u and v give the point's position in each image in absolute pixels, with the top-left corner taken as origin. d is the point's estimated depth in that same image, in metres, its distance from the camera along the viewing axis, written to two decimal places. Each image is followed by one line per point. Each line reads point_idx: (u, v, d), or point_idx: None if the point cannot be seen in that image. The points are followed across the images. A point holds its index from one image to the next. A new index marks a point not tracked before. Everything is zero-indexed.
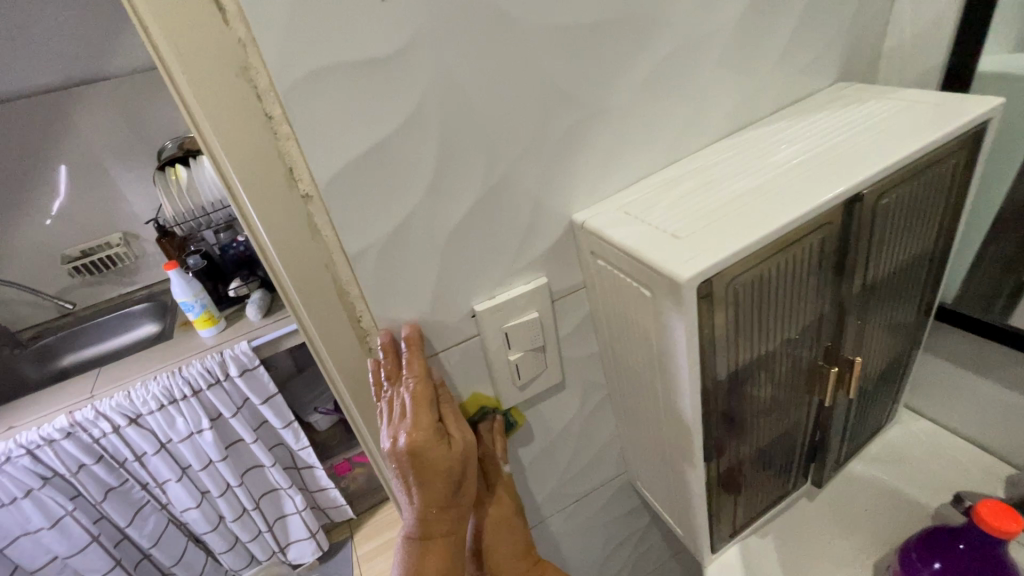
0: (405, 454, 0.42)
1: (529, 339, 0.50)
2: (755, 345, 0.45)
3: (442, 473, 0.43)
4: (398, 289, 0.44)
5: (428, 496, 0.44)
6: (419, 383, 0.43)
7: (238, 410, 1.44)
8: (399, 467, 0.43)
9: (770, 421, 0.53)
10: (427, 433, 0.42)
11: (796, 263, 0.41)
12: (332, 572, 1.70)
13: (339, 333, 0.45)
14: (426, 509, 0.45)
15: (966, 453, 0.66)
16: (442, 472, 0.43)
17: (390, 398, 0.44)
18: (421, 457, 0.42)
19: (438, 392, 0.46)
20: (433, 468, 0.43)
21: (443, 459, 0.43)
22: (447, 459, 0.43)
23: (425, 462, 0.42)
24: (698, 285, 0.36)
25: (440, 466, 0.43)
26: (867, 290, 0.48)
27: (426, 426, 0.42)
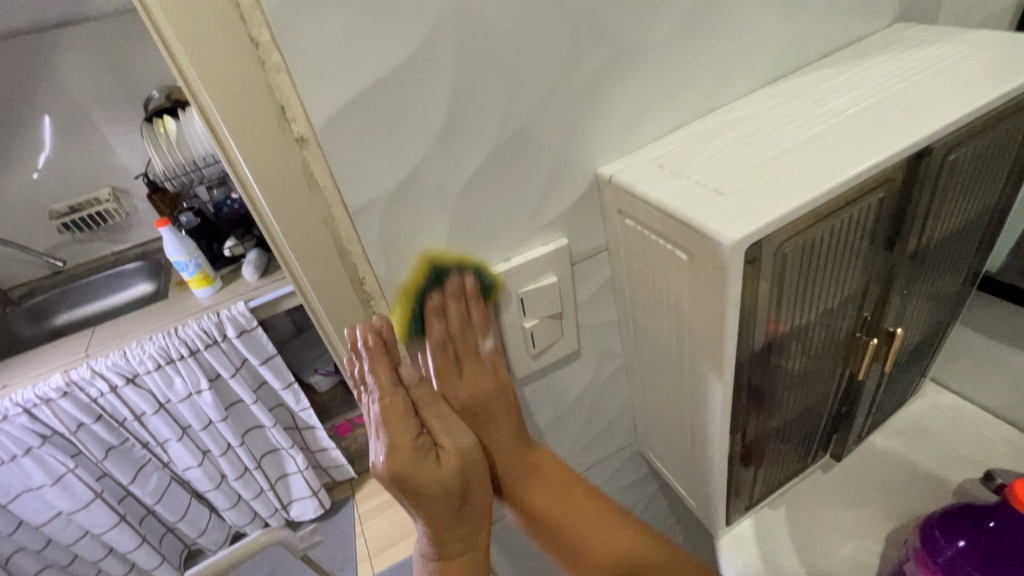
0: (388, 477, 0.40)
1: (547, 305, 0.46)
2: (796, 315, 0.41)
3: (433, 490, 0.41)
4: (405, 250, 0.40)
5: (425, 512, 0.43)
6: (388, 398, 0.40)
7: (237, 372, 1.42)
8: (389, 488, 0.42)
9: (798, 394, 0.50)
10: (405, 454, 0.40)
11: (850, 224, 0.37)
12: (334, 529, 1.73)
13: (340, 297, 0.41)
14: (431, 524, 0.44)
15: (992, 427, 0.64)
16: (432, 490, 0.41)
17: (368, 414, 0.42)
18: (405, 478, 0.40)
19: (419, 398, 0.43)
20: (421, 487, 0.41)
21: (428, 478, 0.41)
22: (431, 479, 0.41)
23: (410, 483, 0.41)
24: (747, 248, 0.32)
25: (428, 486, 0.41)
26: (916, 256, 0.44)
27: (404, 445, 0.40)
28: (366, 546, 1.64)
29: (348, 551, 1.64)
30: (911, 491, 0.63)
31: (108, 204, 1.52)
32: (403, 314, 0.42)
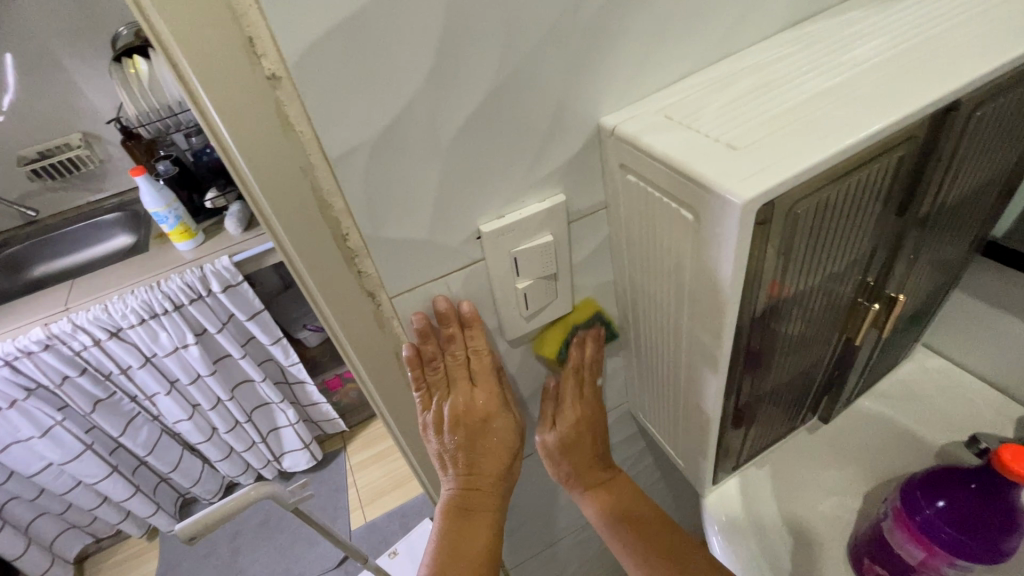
0: (474, 417, 0.48)
1: (542, 265, 0.44)
2: (801, 278, 0.39)
3: (501, 442, 0.49)
4: (391, 203, 0.37)
5: (483, 461, 0.49)
6: (483, 360, 0.47)
7: (223, 326, 1.40)
8: (461, 434, 0.48)
9: (794, 359, 0.50)
10: (495, 402, 0.48)
11: (866, 184, 0.35)
12: (326, 479, 1.76)
13: (322, 253, 0.38)
14: (474, 481, 0.49)
15: (977, 391, 0.65)
16: (501, 441, 0.49)
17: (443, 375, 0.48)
18: (485, 423, 0.48)
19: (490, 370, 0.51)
20: (494, 436, 0.49)
21: (503, 427, 0.49)
22: (508, 428, 0.50)
23: (489, 428, 0.49)
24: (759, 207, 0.30)
25: (500, 434, 0.49)
26: (927, 219, 0.42)
27: (492, 397, 0.48)
28: (358, 496, 1.68)
29: (341, 501, 1.68)
30: (894, 451, 0.64)
31: (80, 150, 1.45)
32: (390, 272, 0.40)
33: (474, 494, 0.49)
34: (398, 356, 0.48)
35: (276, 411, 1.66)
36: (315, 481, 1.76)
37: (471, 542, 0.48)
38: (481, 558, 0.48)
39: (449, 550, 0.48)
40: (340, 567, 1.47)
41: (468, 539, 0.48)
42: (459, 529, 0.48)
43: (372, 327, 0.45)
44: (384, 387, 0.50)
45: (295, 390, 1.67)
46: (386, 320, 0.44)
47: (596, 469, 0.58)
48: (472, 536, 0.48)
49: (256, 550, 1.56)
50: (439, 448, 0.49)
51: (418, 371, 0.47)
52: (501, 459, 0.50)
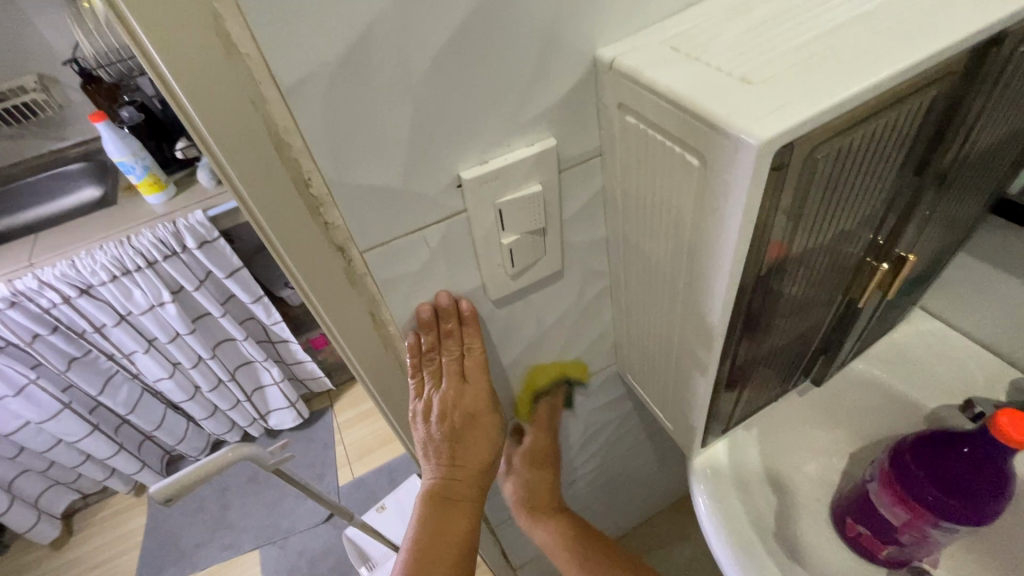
0: (461, 411, 0.48)
1: (529, 218, 0.40)
2: (812, 234, 0.36)
3: (487, 436, 0.49)
4: (358, 144, 0.32)
5: (468, 454, 0.49)
6: (477, 357, 0.47)
7: (201, 284, 1.34)
8: (448, 427, 0.47)
9: (793, 321, 0.47)
10: (483, 400, 0.48)
11: (892, 131, 0.31)
12: (313, 437, 1.76)
13: (281, 202, 0.34)
14: (458, 472, 0.49)
15: (972, 353, 0.63)
16: (487, 438, 0.49)
17: (438, 367, 0.48)
18: (473, 418, 0.48)
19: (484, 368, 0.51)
20: (481, 431, 0.49)
21: (490, 425, 0.49)
22: (496, 426, 0.49)
23: (476, 424, 0.48)
24: (777, 150, 0.26)
25: (486, 431, 0.49)
26: (948, 172, 0.39)
27: (482, 395, 0.48)
28: (345, 453, 1.69)
29: (328, 458, 1.68)
30: (883, 414, 0.63)
31: (35, 94, 1.34)
32: (360, 224, 0.36)
33: (457, 485, 0.49)
34: (374, 318, 0.45)
35: (259, 370, 1.63)
36: (301, 439, 1.76)
37: (449, 533, 0.49)
38: (459, 545, 0.49)
39: (428, 537, 0.48)
40: (328, 521, 1.48)
41: (449, 529, 0.49)
42: (440, 518, 0.48)
43: (344, 286, 0.41)
44: (360, 351, 0.47)
45: (279, 349, 1.64)
46: (359, 279, 0.41)
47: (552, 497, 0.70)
48: (449, 526, 0.48)
49: (244, 505, 1.57)
50: (424, 437, 0.48)
51: (415, 361, 0.47)
52: (486, 454, 0.50)
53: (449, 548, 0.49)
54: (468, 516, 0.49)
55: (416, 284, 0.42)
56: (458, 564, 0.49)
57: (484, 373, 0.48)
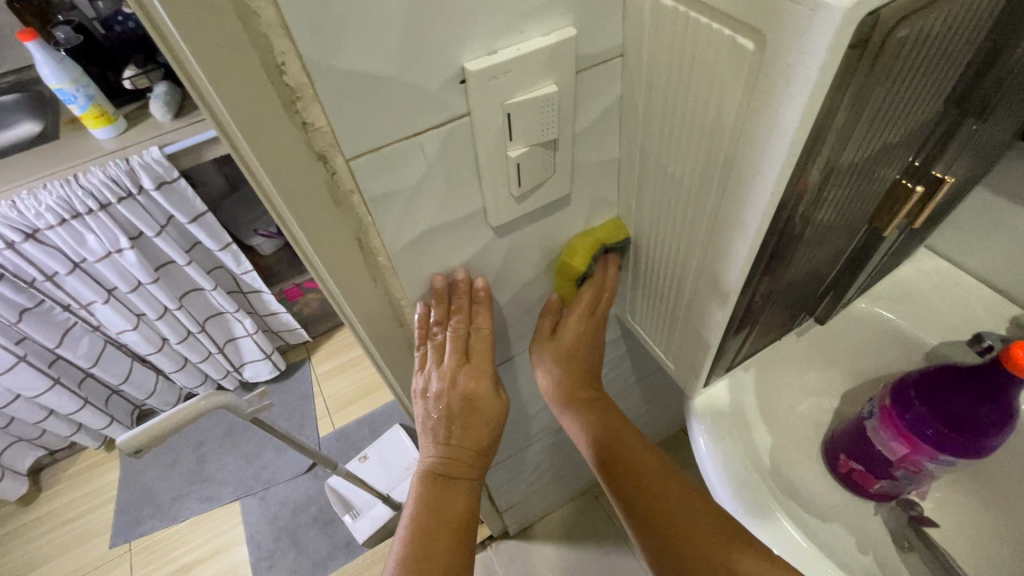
0: (461, 391, 0.46)
1: (540, 126, 0.35)
2: (860, 145, 0.32)
3: (486, 420, 0.47)
4: (343, 18, 0.26)
5: (467, 434, 0.46)
6: (482, 337, 0.46)
7: (162, 230, 1.25)
8: (447, 405, 0.46)
9: (814, 251, 0.44)
10: (484, 381, 0.46)
11: (967, 16, 0.27)
12: (290, 389, 1.72)
13: (251, 94, 0.28)
14: (456, 450, 0.46)
15: (975, 290, 0.61)
16: (487, 420, 0.47)
17: (442, 345, 0.47)
18: (474, 398, 0.46)
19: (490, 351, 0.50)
20: (481, 415, 0.47)
21: (491, 407, 0.47)
22: (497, 408, 0.47)
23: (477, 405, 0.46)
24: (863, 19, 0.22)
25: (486, 415, 0.47)
26: (1004, 79, 0.35)
27: (486, 377, 0.47)
28: (325, 405, 1.66)
29: (307, 409, 1.65)
30: (882, 352, 0.62)
31: None
32: (347, 126, 0.30)
33: (453, 461, 0.46)
34: (360, 245, 0.39)
35: (231, 321, 1.56)
36: (278, 390, 1.72)
37: (445, 518, 0.45)
38: (455, 529, 0.45)
39: (425, 519, 0.44)
40: (310, 471, 1.47)
41: (445, 507, 0.45)
42: (435, 497, 0.45)
43: (326, 206, 0.35)
44: (347, 287, 0.42)
45: (251, 299, 1.57)
46: (344, 197, 0.35)
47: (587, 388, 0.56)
48: (447, 505, 0.45)
49: (222, 457, 1.54)
50: (423, 413, 0.47)
51: (422, 334, 0.47)
52: (484, 436, 0.47)
53: (446, 532, 0.44)
54: (466, 494, 0.46)
55: (411, 203, 0.37)
56: (457, 554, 0.43)
57: (489, 357, 0.47)
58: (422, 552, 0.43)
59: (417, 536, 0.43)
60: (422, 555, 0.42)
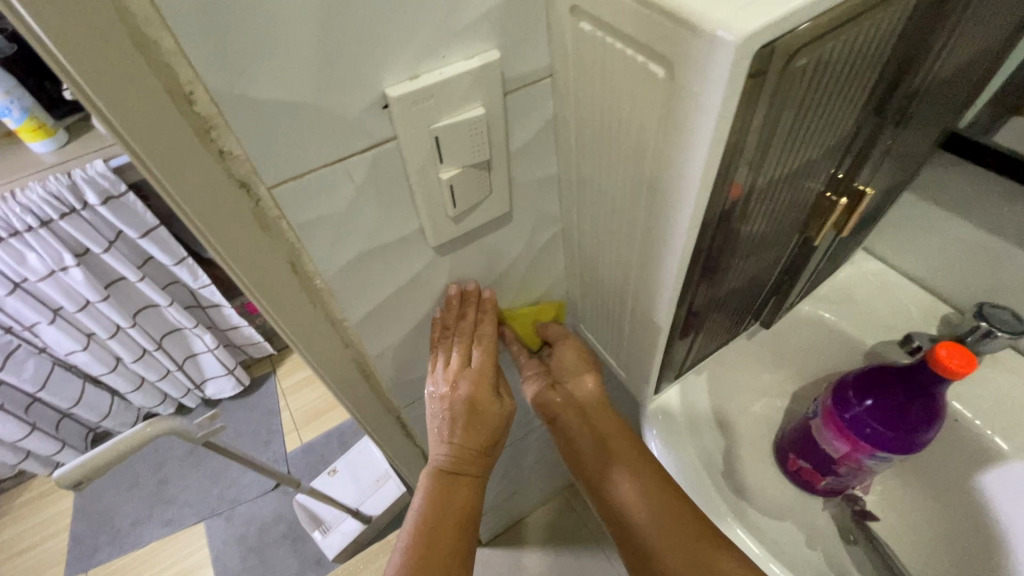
0: (464, 395, 0.47)
1: (471, 148, 0.35)
2: (777, 164, 0.34)
3: (487, 422, 0.47)
4: (250, 45, 0.26)
5: (469, 436, 0.47)
6: (483, 343, 0.48)
7: (110, 245, 1.19)
8: (449, 406, 0.47)
9: (749, 261, 0.45)
10: (485, 387, 0.48)
11: (869, 43, 0.29)
12: (255, 404, 1.67)
13: (158, 126, 0.27)
14: (461, 453, 0.47)
15: (910, 291, 0.64)
16: (488, 424, 0.48)
17: (449, 350, 0.49)
18: (477, 402, 0.47)
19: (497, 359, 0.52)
20: (483, 418, 0.47)
21: (491, 412, 0.48)
22: (498, 414, 0.48)
23: (478, 409, 0.47)
24: (757, 51, 0.23)
25: (488, 419, 0.47)
26: (915, 96, 0.37)
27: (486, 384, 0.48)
28: (292, 419, 1.62)
29: (272, 425, 1.61)
30: (826, 352, 0.65)
31: None
32: (264, 153, 0.30)
33: (458, 463, 0.47)
34: (295, 270, 0.38)
35: (189, 337, 1.51)
36: (242, 406, 1.67)
37: (448, 515, 0.46)
38: (458, 524, 0.46)
39: (429, 516, 0.45)
40: (277, 489, 1.43)
41: (450, 505, 0.46)
42: (440, 495, 0.46)
43: (253, 233, 0.34)
44: (285, 313, 0.41)
45: (210, 314, 1.51)
46: (272, 224, 0.34)
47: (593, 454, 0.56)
48: (449, 502, 0.46)
49: (185, 478, 1.49)
50: (431, 413, 0.48)
51: (435, 338, 0.49)
52: (486, 439, 0.48)
53: (450, 528, 0.45)
54: (468, 491, 0.47)
55: (342, 227, 0.36)
56: (459, 547, 0.45)
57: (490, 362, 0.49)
58: (426, 546, 0.44)
59: (421, 534, 0.44)
60: (424, 551, 0.43)
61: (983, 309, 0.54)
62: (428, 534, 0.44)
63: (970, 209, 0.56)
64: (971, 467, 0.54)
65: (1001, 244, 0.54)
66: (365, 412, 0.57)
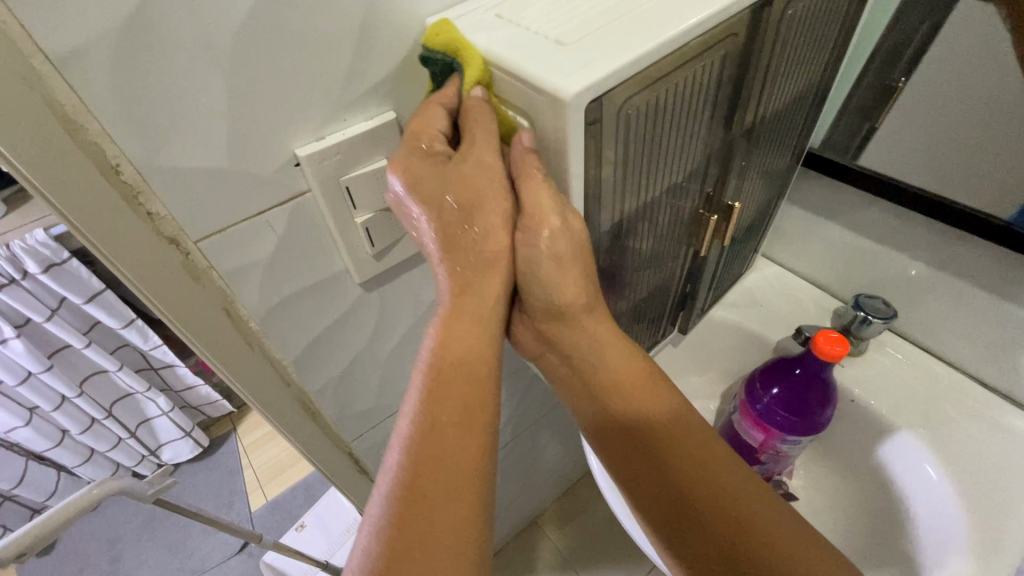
0: (451, 218, 0.35)
1: (378, 193, 0.40)
2: (642, 190, 0.40)
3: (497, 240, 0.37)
4: (170, 126, 0.30)
5: (451, 242, 0.36)
6: (441, 114, 0.35)
7: (53, 313, 1.18)
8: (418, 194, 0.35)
9: (648, 274, 0.52)
10: (446, 178, 0.34)
11: (693, 85, 0.35)
12: (214, 466, 1.61)
13: (90, 196, 0.30)
14: (472, 300, 0.37)
15: (807, 290, 0.72)
16: (475, 230, 0.36)
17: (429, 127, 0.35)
18: (462, 195, 0.35)
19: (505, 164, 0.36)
20: (463, 218, 0.36)
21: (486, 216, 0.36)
22: (496, 222, 0.36)
23: (454, 207, 0.35)
24: (586, 104, 0.29)
25: (475, 221, 0.36)
26: (754, 129, 0.45)
27: (472, 159, 0.34)
28: (255, 477, 1.57)
29: (235, 485, 1.56)
30: (742, 353, 0.71)
31: None
32: (189, 212, 0.34)
33: (476, 307, 0.37)
34: (230, 316, 0.41)
35: (142, 402, 1.47)
36: (201, 469, 1.61)
37: (459, 375, 0.37)
38: (478, 385, 0.37)
39: (438, 373, 0.37)
40: (243, 551, 1.38)
41: (460, 353, 0.37)
42: (447, 348, 0.37)
43: (186, 284, 0.37)
44: (224, 356, 0.43)
45: (164, 376, 1.48)
46: (203, 275, 0.37)
47: (628, 440, 0.42)
48: (447, 337, 0.37)
49: (140, 551, 1.42)
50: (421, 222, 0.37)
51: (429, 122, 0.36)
52: (497, 279, 0.38)
53: (460, 383, 0.37)
54: (490, 338, 0.38)
55: (268, 271, 0.40)
56: (465, 435, 0.36)
57: (485, 140, 0.34)
58: (430, 425, 0.35)
59: (427, 399, 0.36)
60: (432, 419, 0.36)
61: (859, 300, 0.62)
62: (433, 398, 0.36)
63: (840, 215, 0.64)
64: (872, 441, 0.61)
65: (869, 242, 0.63)
66: (313, 452, 0.59)
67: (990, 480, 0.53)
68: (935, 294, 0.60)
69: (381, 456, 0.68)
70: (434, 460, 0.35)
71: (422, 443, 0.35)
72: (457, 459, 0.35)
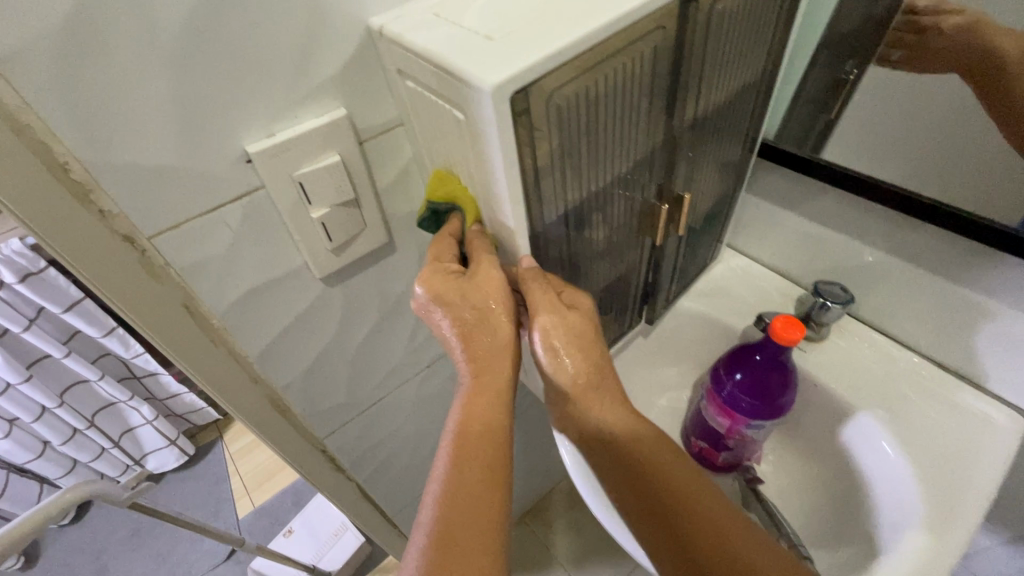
0: (465, 317, 0.40)
1: (334, 189, 0.41)
2: (585, 181, 0.42)
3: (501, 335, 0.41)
4: (115, 124, 0.31)
5: (467, 335, 0.40)
6: (448, 244, 0.42)
7: (31, 323, 1.17)
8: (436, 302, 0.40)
9: (605, 265, 0.53)
10: (460, 289, 0.40)
11: (625, 78, 0.37)
12: (200, 474, 1.61)
13: (38, 194, 0.31)
14: (488, 380, 0.41)
15: (772, 280, 0.73)
16: (486, 323, 0.40)
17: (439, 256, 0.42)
18: (474, 300, 0.40)
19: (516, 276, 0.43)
20: (478, 319, 0.40)
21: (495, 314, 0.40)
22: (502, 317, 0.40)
23: (469, 308, 0.40)
24: (511, 95, 0.30)
25: (486, 318, 0.40)
26: (697, 121, 0.46)
27: (480, 274, 0.40)
28: (242, 484, 1.56)
29: (221, 492, 1.55)
30: (710, 343, 0.72)
31: None
32: (142, 208, 0.34)
33: (492, 384, 0.41)
34: (192, 314, 0.42)
35: (125, 411, 1.46)
36: (187, 478, 1.60)
37: (481, 439, 0.39)
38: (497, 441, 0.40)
39: (459, 437, 0.39)
40: (230, 558, 1.37)
41: (479, 419, 0.40)
42: (470, 419, 0.40)
43: (143, 282, 0.38)
44: (187, 355, 0.44)
45: (147, 384, 1.47)
46: (161, 272, 0.38)
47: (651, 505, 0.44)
48: (469, 411, 0.40)
49: (125, 562, 1.41)
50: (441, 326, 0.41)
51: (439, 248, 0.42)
52: (509, 362, 0.41)
53: (482, 442, 0.39)
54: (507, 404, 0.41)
55: (224, 268, 0.40)
56: (486, 492, 0.37)
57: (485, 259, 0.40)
58: (457, 484, 0.38)
59: (450, 462, 0.39)
60: (457, 480, 0.38)
61: (818, 286, 0.63)
62: (456, 460, 0.38)
63: (799, 205, 0.65)
64: (834, 424, 0.62)
65: (828, 231, 0.64)
66: (285, 450, 0.59)
67: (949, 458, 0.55)
68: (891, 279, 0.61)
69: (355, 454, 0.69)
70: (463, 514, 0.36)
71: (448, 502, 0.37)
72: (482, 509, 0.37)
